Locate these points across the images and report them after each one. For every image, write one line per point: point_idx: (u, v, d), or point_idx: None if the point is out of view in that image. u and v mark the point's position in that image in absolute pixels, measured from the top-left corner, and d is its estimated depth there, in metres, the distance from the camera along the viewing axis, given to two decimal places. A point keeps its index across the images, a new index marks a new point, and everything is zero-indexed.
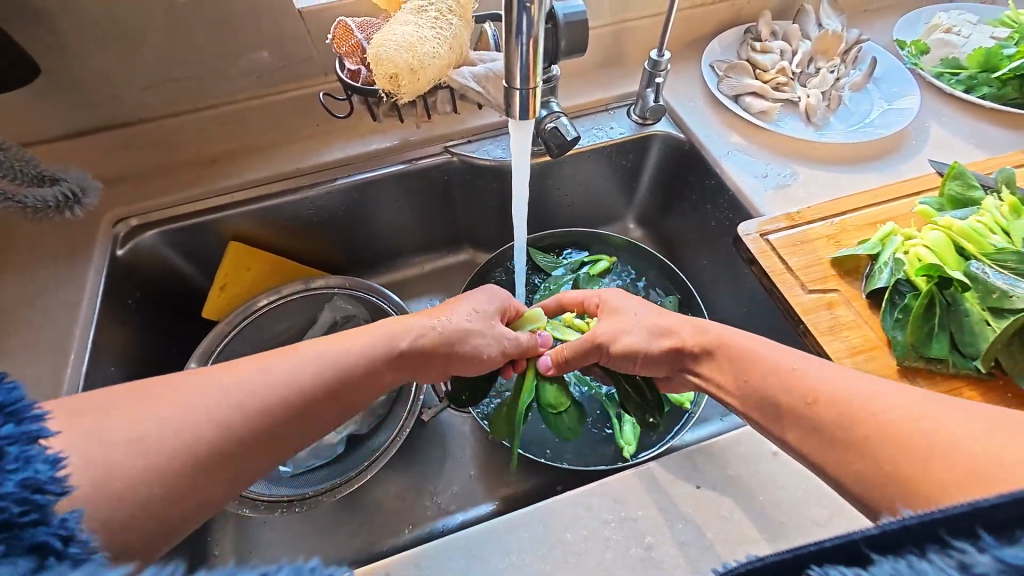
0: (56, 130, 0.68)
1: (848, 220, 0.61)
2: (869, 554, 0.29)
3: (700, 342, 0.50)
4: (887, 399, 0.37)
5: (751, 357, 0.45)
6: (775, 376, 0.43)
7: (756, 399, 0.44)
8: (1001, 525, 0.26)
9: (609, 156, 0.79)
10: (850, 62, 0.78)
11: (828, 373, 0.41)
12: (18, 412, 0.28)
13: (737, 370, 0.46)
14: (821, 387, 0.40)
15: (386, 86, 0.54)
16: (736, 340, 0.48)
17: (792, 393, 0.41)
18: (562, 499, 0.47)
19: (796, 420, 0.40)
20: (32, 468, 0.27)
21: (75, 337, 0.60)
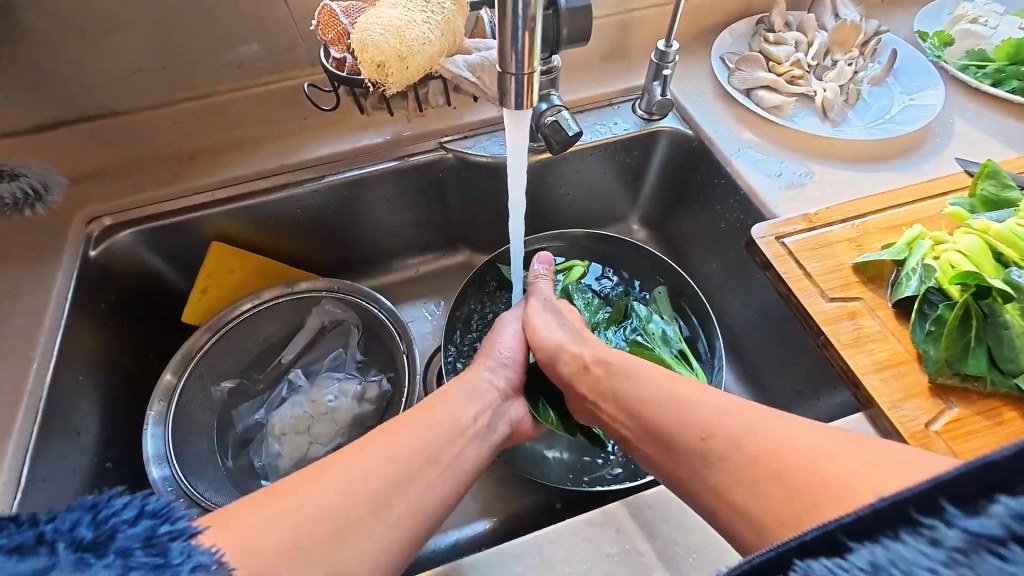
0: (25, 122, 0.64)
1: (870, 222, 0.57)
2: (847, 542, 0.29)
3: (598, 379, 0.52)
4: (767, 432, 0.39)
5: (643, 400, 0.47)
6: (678, 414, 0.44)
7: (641, 434, 0.46)
8: (963, 498, 0.27)
9: (612, 153, 0.75)
10: (868, 55, 0.73)
11: (725, 409, 0.42)
12: (165, 513, 0.31)
13: (634, 407, 0.47)
14: (724, 421, 0.41)
15: (373, 76, 0.49)
16: (597, 363, 0.53)
17: (686, 429, 0.42)
18: (560, 529, 0.43)
19: (693, 457, 0.41)
20: (194, 558, 0.30)
21: (40, 343, 0.56)
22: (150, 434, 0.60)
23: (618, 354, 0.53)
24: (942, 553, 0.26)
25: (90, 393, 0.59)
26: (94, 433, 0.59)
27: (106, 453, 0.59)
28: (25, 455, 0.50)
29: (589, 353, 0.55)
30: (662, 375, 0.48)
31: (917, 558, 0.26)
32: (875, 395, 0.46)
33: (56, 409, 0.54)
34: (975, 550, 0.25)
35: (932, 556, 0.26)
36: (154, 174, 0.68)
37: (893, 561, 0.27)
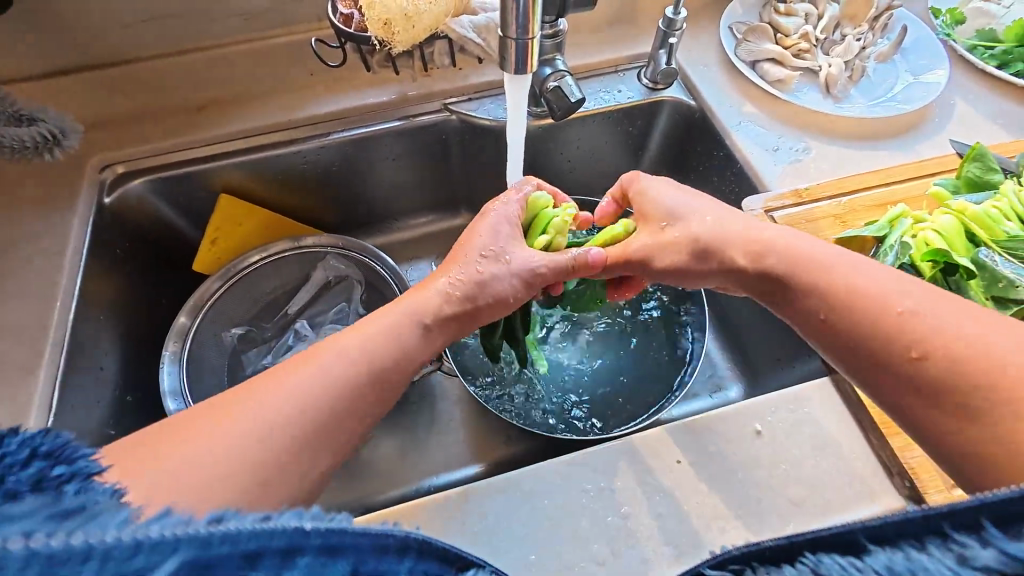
0: (40, 68, 0.66)
1: (858, 200, 0.59)
2: (865, 543, 0.29)
3: (778, 266, 0.45)
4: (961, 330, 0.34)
5: (838, 285, 0.40)
6: (870, 317, 0.38)
7: (840, 327, 0.39)
8: (1006, 518, 0.26)
9: (616, 121, 0.76)
10: (878, 30, 0.73)
11: (942, 317, 0.35)
12: (65, 454, 0.26)
13: (808, 307, 0.42)
14: (924, 322, 0.36)
15: (379, 34, 0.50)
16: (791, 249, 0.44)
17: (885, 334, 0.37)
18: (543, 468, 0.47)
19: (885, 367, 0.37)
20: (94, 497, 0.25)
21: (62, 283, 0.59)
22: (167, 371, 0.64)
23: (809, 245, 0.44)
24: (967, 570, 0.26)
25: (110, 332, 0.63)
26: (115, 369, 0.63)
27: (126, 387, 0.63)
28: (54, 384, 0.54)
29: (710, 237, 0.49)
30: (868, 271, 0.40)
31: (938, 568, 0.26)
32: None
33: (80, 344, 0.59)
34: (1007, 570, 0.25)
35: (955, 570, 0.26)
36: (162, 124, 0.69)
37: (914, 571, 0.27)
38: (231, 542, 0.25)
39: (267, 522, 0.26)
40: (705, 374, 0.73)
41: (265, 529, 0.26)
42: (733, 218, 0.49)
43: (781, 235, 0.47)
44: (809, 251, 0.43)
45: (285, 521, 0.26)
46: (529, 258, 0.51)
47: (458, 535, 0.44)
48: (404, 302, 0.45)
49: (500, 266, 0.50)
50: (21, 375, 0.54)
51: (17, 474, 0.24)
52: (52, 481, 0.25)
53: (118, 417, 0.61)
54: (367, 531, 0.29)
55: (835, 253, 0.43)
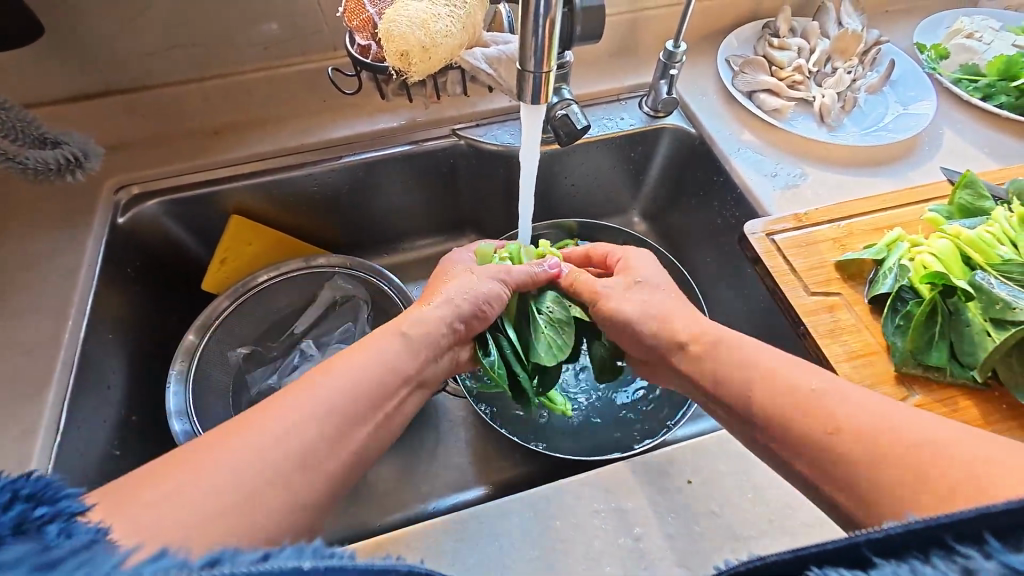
0: (60, 92, 0.67)
1: (856, 223, 0.61)
2: (871, 558, 0.28)
3: (694, 340, 0.48)
4: (881, 416, 0.35)
5: (758, 369, 0.42)
6: (785, 394, 0.39)
7: (753, 407, 0.41)
8: (1006, 530, 0.26)
9: (617, 147, 0.78)
10: (868, 64, 0.77)
11: (846, 390, 0.37)
12: None
13: (731, 379, 0.43)
14: (834, 400, 0.37)
15: (397, 64, 0.53)
16: (709, 334, 0.47)
17: (808, 414, 0.37)
18: (555, 487, 0.47)
19: (807, 444, 0.36)
20: None
21: (74, 302, 0.60)
22: (173, 391, 0.64)
23: (727, 332, 0.47)
24: None
25: (119, 350, 0.63)
26: (121, 388, 0.62)
27: (131, 407, 0.63)
28: (63, 402, 0.54)
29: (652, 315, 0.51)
30: (773, 352, 0.43)
31: None
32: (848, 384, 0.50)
33: (90, 363, 0.59)
34: None
35: None
36: (179, 148, 0.71)
37: None
38: None
39: (265, 563, 0.25)
40: None
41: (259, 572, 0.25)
42: (673, 301, 0.53)
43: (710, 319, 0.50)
44: (724, 336, 0.47)
45: (284, 561, 0.26)
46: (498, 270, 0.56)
47: (469, 556, 0.44)
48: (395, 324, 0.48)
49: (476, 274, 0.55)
50: (30, 394, 0.54)
51: None
52: None
53: (123, 437, 0.61)
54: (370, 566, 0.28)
55: (754, 343, 0.45)
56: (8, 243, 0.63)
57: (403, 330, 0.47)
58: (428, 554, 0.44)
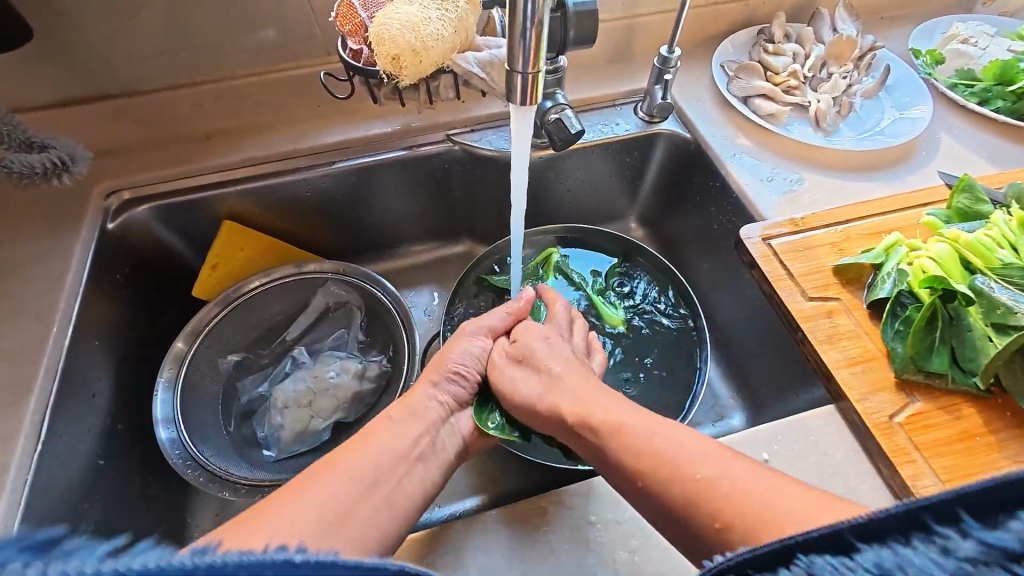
0: (52, 97, 0.67)
1: (854, 228, 0.60)
2: (854, 543, 0.29)
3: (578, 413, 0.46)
4: (768, 501, 0.35)
5: (621, 442, 0.42)
6: (685, 490, 0.37)
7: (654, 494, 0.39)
8: (980, 511, 0.28)
9: (612, 152, 0.78)
10: (863, 69, 0.77)
11: (731, 471, 0.37)
12: None
13: (621, 455, 0.41)
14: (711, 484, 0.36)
15: (387, 68, 0.52)
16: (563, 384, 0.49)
17: (714, 517, 0.36)
18: (547, 498, 0.46)
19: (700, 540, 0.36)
20: None
21: (60, 307, 0.59)
22: (160, 399, 0.63)
23: (585, 380, 0.48)
24: (951, 559, 0.26)
25: (106, 357, 0.62)
26: (107, 395, 0.61)
27: (117, 415, 0.62)
28: (45, 410, 0.53)
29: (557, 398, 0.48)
30: (630, 416, 0.43)
31: (926, 561, 0.27)
32: (845, 389, 0.50)
33: (75, 370, 0.57)
34: (989, 559, 0.26)
35: (940, 561, 0.27)
36: (170, 153, 0.70)
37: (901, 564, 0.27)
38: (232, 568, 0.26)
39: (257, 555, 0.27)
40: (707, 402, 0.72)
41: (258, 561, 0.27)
42: (570, 366, 0.51)
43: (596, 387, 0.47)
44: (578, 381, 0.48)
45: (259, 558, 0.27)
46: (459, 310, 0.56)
47: (458, 570, 0.43)
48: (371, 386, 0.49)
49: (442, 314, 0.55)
50: (11, 401, 0.53)
51: None
52: None
53: (109, 446, 0.59)
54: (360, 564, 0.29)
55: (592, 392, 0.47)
56: None
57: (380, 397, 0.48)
58: (418, 568, 0.43)
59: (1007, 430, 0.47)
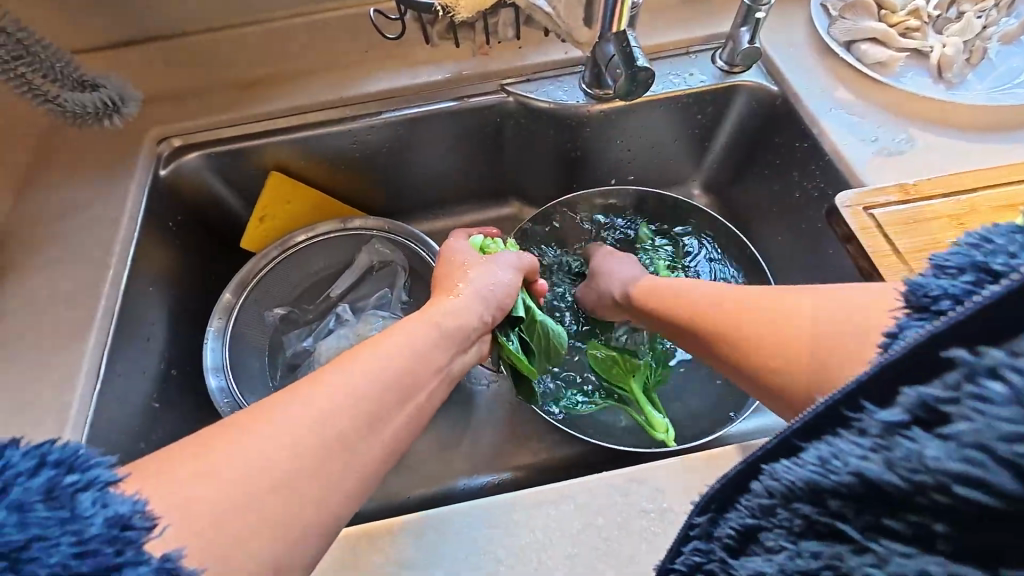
0: (106, 38, 0.66)
1: (978, 198, 0.51)
2: (801, 444, 0.30)
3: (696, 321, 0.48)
4: (865, 372, 0.35)
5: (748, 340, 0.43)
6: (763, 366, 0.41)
7: (740, 370, 0.43)
8: (882, 391, 0.27)
9: (684, 106, 0.70)
10: (1005, 7, 0.63)
11: (833, 348, 0.37)
12: (77, 462, 0.26)
13: (728, 351, 0.44)
14: (803, 374, 0.38)
15: (443, 1, 0.49)
16: (677, 296, 0.52)
17: (787, 364, 0.39)
18: (597, 480, 0.43)
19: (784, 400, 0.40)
20: (113, 508, 0.26)
21: (115, 252, 0.59)
22: (211, 347, 0.63)
23: (692, 289, 0.51)
24: (862, 439, 0.26)
25: (159, 303, 0.63)
26: (161, 341, 0.62)
27: (169, 361, 0.63)
28: (101, 352, 0.54)
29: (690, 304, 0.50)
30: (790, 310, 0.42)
31: (849, 450, 0.26)
32: None
33: (130, 314, 0.58)
34: (891, 434, 0.26)
35: (860, 450, 0.26)
36: (220, 99, 0.69)
37: (830, 454, 0.27)
38: None
39: None
40: None
41: None
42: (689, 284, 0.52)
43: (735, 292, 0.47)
44: (686, 294, 0.51)
45: None
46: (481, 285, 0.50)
47: (500, 547, 0.40)
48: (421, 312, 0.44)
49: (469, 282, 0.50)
50: (72, 341, 0.54)
51: (30, 482, 0.25)
52: (65, 489, 0.25)
53: (162, 390, 0.61)
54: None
55: (703, 290, 0.51)
56: (53, 191, 0.63)
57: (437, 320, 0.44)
58: (458, 540, 0.41)
59: None
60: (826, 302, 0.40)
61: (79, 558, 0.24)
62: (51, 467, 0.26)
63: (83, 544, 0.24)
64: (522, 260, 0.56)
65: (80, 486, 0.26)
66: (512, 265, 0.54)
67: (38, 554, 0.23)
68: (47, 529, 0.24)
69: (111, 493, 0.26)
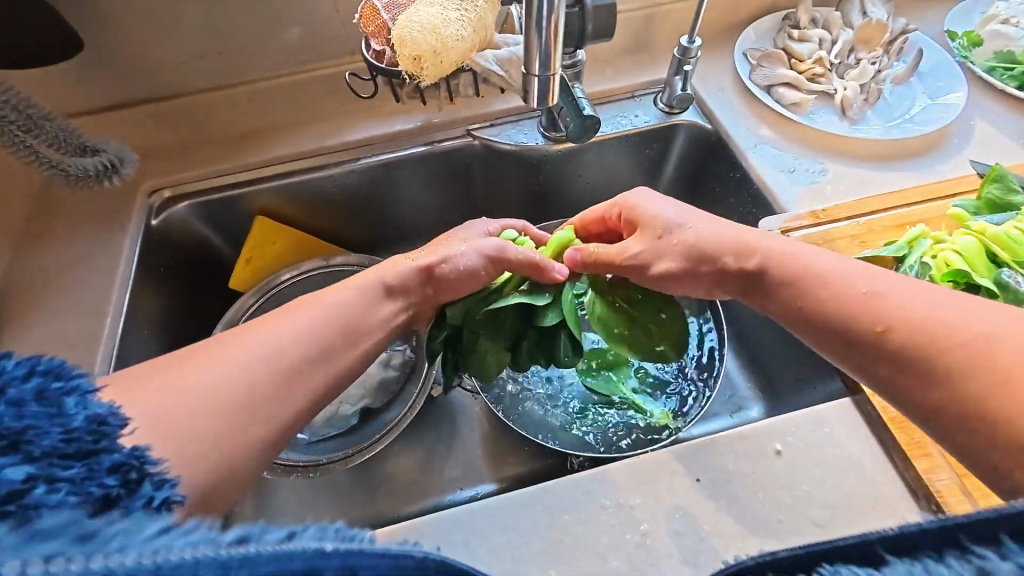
0: (99, 102, 0.71)
1: (876, 220, 0.60)
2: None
3: (740, 258, 0.49)
4: (950, 316, 0.39)
5: (809, 275, 0.45)
6: (829, 299, 0.44)
7: (792, 302, 0.46)
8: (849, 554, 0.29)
9: (632, 144, 0.78)
10: (893, 54, 0.74)
11: (897, 293, 0.41)
12: (62, 372, 0.30)
13: (785, 288, 0.46)
14: (886, 302, 0.41)
15: (409, 68, 0.53)
16: (766, 245, 0.48)
17: (862, 310, 0.42)
18: (562, 483, 0.48)
19: (856, 341, 0.42)
20: (90, 410, 0.30)
21: (112, 299, 0.64)
22: None
23: (782, 244, 0.48)
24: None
25: (154, 346, 0.67)
26: None
27: None
28: None
29: (730, 236, 0.50)
30: (814, 255, 0.46)
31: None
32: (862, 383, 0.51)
33: (127, 358, 0.62)
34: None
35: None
36: (208, 152, 0.74)
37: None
38: (250, 566, 0.26)
39: (289, 543, 0.27)
40: (725, 393, 0.72)
41: (284, 551, 0.27)
42: (700, 219, 0.52)
43: (758, 233, 0.50)
44: (797, 254, 0.46)
45: (307, 541, 0.28)
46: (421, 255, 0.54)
47: (478, 548, 0.45)
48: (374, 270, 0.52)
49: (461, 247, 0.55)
50: None
51: (22, 386, 0.29)
52: (54, 393, 0.29)
53: None
54: (386, 551, 0.29)
55: (801, 248, 0.48)
56: (51, 246, 0.67)
57: (385, 280, 0.51)
58: (441, 545, 0.46)
59: None
60: (949, 304, 0.39)
61: (63, 445, 0.28)
62: (38, 375, 0.29)
63: (70, 433, 0.28)
64: (503, 252, 0.55)
65: (66, 391, 0.30)
66: (479, 250, 0.55)
67: (30, 438, 0.27)
68: (37, 420, 0.28)
69: (91, 398, 0.30)
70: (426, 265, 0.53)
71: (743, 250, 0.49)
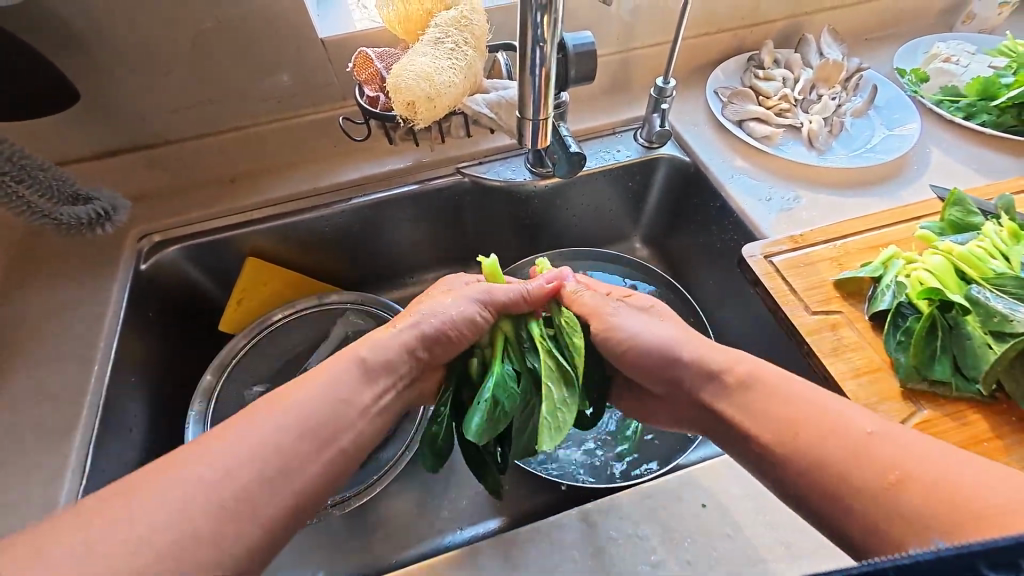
0: (89, 150, 0.72)
1: (850, 243, 0.63)
2: None
3: (732, 376, 0.46)
4: (942, 468, 0.35)
5: (808, 410, 0.41)
6: (831, 433, 0.39)
7: (767, 428, 0.42)
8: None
9: (617, 177, 0.81)
10: (851, 89, 0.80)
11: (900, 436, 0.37)
12: None
13: (777, 413, 0.42)
14: (893, 446, 0.37)
15: (403, 113, 0.56)
16: (759, 368, 0.46)
17: (865, 458, 0.37)
18: (569, 516, 0.48)
19: (859, 490, 0.36)
20: None
21: (99, 347, 0.62)
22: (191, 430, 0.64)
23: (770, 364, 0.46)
24: None
25: (141, 393, 0.65)
26: (141, 431, 0.63)
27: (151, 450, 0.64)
28: (87, 447, 0.55)
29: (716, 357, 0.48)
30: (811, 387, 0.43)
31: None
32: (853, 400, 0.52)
33: (113, 408, 0.60)
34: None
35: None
36: (201, 196, 0.75)
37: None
38: None
39: None
40: None
41: None
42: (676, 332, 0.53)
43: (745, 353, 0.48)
44: (786, 381, 0.44)
45: None
46: (448, 306, 0.55)
47: None
48: (357, 346, 0.49)
49: (454, 296, 0.56)
50: (55, 440, 0.55)
51: None
52: None
53: None
54: None
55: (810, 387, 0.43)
56: (35, 294, 0.66)
57: (363, 355, 0.48)
58: None
59: (1013, 434, 0.50)
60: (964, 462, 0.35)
61: None
62: None
63: None
64: (492, 295, 0.58)
65: None
66: (470, 300, 0.56)
67: None
68: None
69: None
70: (412, 328, 0.52)
71: (744, 367, 0.46)
